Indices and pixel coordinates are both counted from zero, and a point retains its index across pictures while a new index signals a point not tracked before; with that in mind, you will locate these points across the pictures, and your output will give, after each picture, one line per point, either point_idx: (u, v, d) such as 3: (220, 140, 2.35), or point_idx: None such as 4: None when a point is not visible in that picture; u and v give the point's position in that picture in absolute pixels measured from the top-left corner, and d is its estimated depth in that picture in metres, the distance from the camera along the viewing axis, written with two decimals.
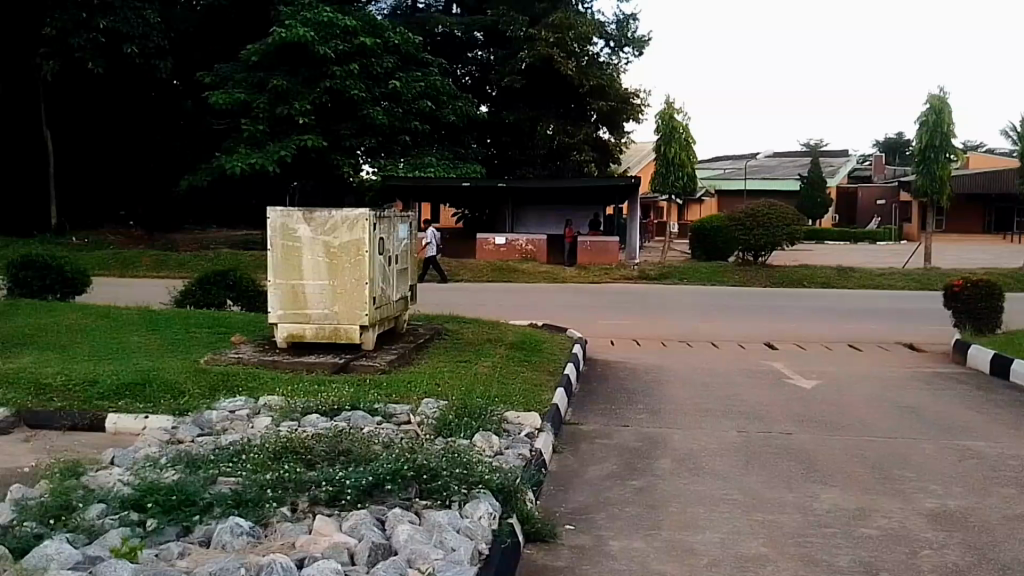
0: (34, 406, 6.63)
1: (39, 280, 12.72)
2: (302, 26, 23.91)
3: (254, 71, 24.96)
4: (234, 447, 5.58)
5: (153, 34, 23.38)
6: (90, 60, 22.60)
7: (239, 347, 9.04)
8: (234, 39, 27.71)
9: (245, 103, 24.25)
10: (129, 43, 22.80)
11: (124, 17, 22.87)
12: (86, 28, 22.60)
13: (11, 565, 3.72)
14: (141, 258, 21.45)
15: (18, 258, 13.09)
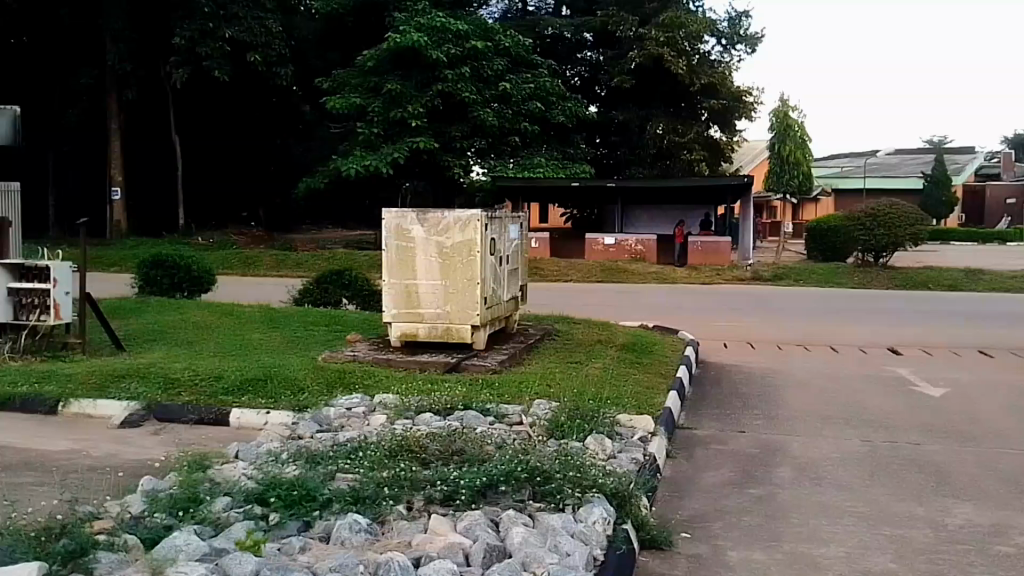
0: (164, 399, 6.97)
1: (168, 279, 13.47)
2: (415, 31, 24.40)
3: (371, 76, 25.63)
4: (352, 443, 5.70)
5: (275, 42, 24.45)
6: (218, 66, 23.52)
7: (354, 345, 9.25)
8: (350, 46, 28.57)
9: (361, 107, 24.97)
10: (253, 52, 23.93)
11: (248, 26, 23.99)
12: (213, 36, 23.51)
13: (143, 555, 3.89)
14: (262, 258, 22.39)
15: (150, 258, 13.92)
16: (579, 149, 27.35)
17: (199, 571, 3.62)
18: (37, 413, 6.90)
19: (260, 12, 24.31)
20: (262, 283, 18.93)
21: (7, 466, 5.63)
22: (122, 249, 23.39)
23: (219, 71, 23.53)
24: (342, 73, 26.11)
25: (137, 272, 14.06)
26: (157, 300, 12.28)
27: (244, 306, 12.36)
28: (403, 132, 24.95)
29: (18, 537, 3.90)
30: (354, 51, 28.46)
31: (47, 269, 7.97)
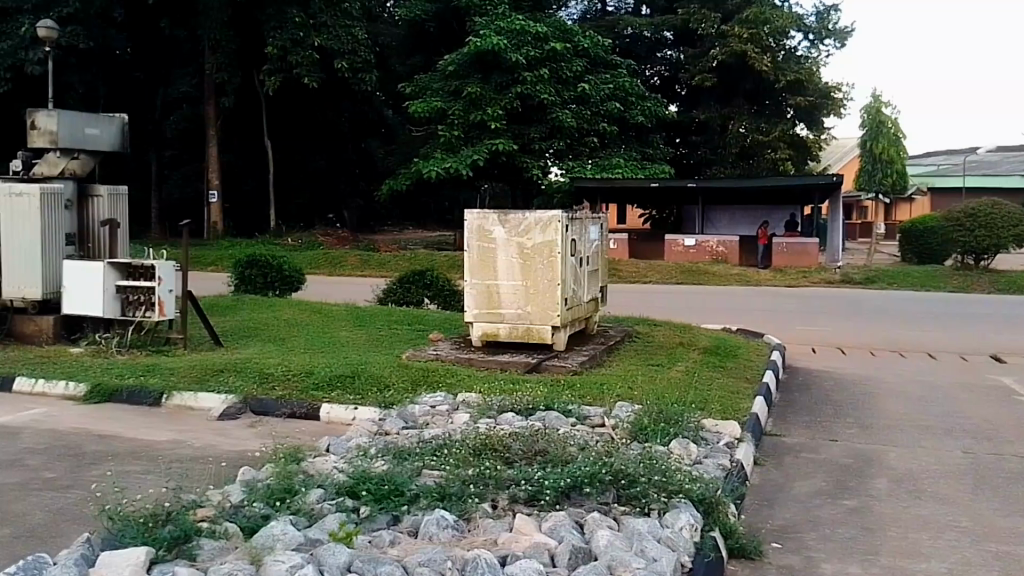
0: (258, 393, 7.21)
1: (262, 278, 13.93)
2: (495, 34, 24.44)
3: (451, 80, 25.86)
4: (437, 441, 5.79)
5: (360, 49, 25.03)
6: (308, 74, 24.17)
7: (437, 343, 9.37)
8: (432, 50, 28.97)
9: (442, 110, 25.20)
10: (339, 59, 24.57)
11: (335, 35, 24.59)
12: (303, 46, 24.20)
13: (242, 542, 4.06)
14: (347, 257, 22.94)
15: (244, 258, 14.42)
16: (658, 150, 27.07)
17: (296, 561, 3.75)
18: (143, 405, 7.23)
19: (346, 20, 24.89)
20: (349, 283, 19.39)
21: (117, 456, 5.91)
22: (217, 249, 24.35)
23: (309, 79, 24.13)
24: (424, 78, 26.44)
25: (231, 271, 14.58)
26: (250, 298, 12.72)
27: (331, 304, 12.67)
28: (483, 134, 25.13)
29: (128, 522, 4.10)
30: (436, 55, 28.86)
31: (151, 268, 8.35)
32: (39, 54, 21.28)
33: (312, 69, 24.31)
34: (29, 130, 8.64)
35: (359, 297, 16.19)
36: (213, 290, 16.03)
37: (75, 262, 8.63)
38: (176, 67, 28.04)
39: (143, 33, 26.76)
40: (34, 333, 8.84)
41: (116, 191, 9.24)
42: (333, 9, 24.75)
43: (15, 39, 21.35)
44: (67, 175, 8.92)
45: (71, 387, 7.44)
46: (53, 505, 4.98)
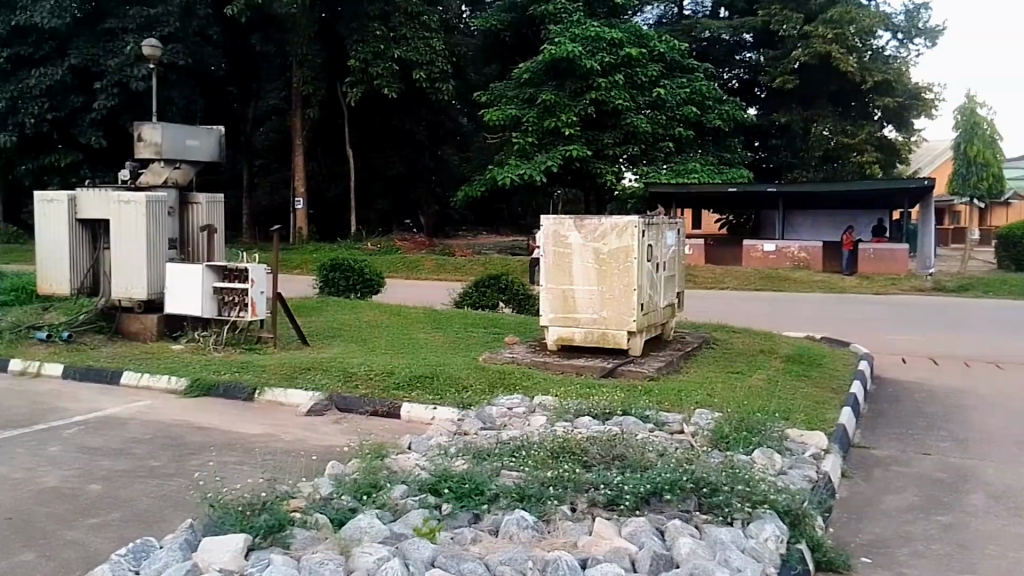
0: (343, 391, 7.41)
1: (344, 280, 14.26)
2: (571, 41, 24.42)
3: (526, 87, 25.99)
4: (515, 442, 5.86)
5: (438, 60, 25.37)
6: (388, 85, 24.66)
7: (513, 347, 9.42)
8: (508, 58, 29.22)
9: (517, 118, 25.31)
10: (418, 69, 24.97)
11: (414, 46, 25.01)
12: (383, 57, 24.73)
13: (331, 532, 4.43)
14: (424, 261, 23.29)
15: (327, 261, 14.82)
16: (736, 154, 26.65)
17: (381, 552, 3.97)
18: (238, 399, 7.54)
19: (425, 32, 25.23)
20: (424, 286, 19.73)
21: (214, 447, 6.37)
22: (302, 253, 25.09)
23: (389, 89, 24.61)
24: (499, 87, 26.59)
25: (315, 274, 15.00)
26: (332, 300, 13.07)
27: (408, 306, 12.89)
28: (558, 141, 25.12)
29: (227, 511, 4.58)
30: (511, 64, 29.09)
31: (245, 270, 8.66)
32: (143, 71, 22.39)
33: (392, 79, 24.79)
34: (135, 142, 9.16)
35: (437, 300, 16.40)
36: (298, 293, 16.48)
37: (176, 262, 9.04)
38: (264, 81, 29.04)
39: (234, 49, 27.74)
40: (139, 331, 9.26)
41: (212, 199, 9.50)
42: (412, 20, 25.16)
43: (121, 57, 22.44)
44: (169, 184, 9.22)
45: (173, 381, 7.79)
46: (163, 507, 5.38)
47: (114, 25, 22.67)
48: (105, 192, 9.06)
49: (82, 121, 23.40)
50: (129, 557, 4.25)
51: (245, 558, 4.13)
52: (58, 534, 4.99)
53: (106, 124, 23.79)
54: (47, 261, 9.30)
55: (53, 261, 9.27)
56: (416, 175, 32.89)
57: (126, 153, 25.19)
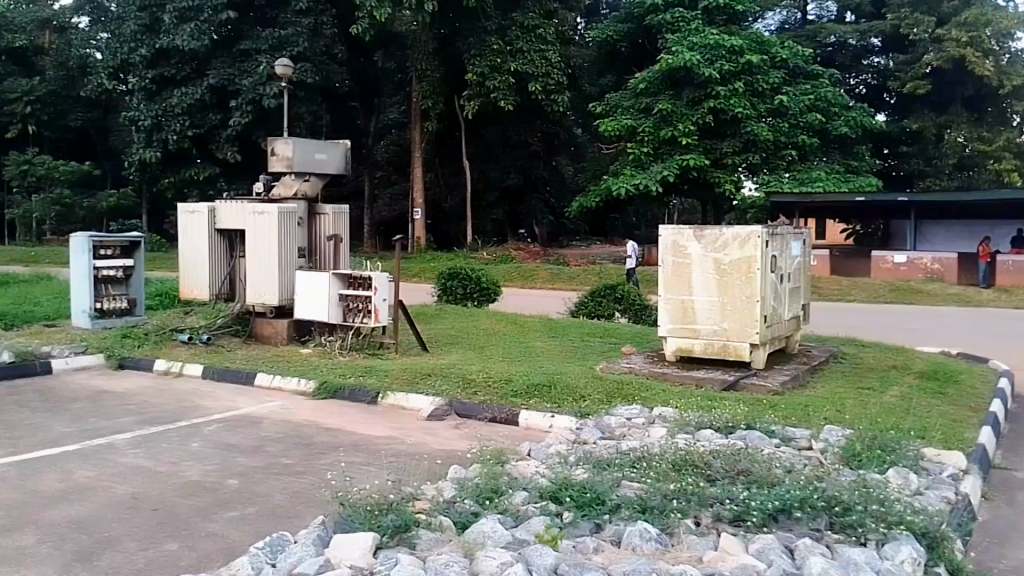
0: (462, 397, 7.51)
1: (462, 289, 14.50)
2: (689, 50, 23.90)
3: (643, 97, 25.71)
4: (635, 453, 5.77)
5: (554, 72, 25.48)
6: (504, 98, 24.94)
7: (630, 357, 9.29)
8: (624, 69, 29.00)
9: (633, 128, 25.04)
10: (534, 81, 25.13)
11: (530, 59, 25.19)
12: (500, 70, 25.05)
13: (455, 535, 4.51)
14: (539, 271, 23.39)
15: (446, 270, 15.13)
16: (864, 161, 25.61)
17: (505, 556, 4.01)
18: (362, 402, 7.77)
19: (541, 44, 25.37)
20: (541, 296, 19.81)
21: (342, 448, 6.63)
22: (421, 262, 25.72)
23: (506, 101, 24.90)
24: (614, 97, 26.39)
25: (435, 282, 15.34)
26: (450, 308, 13.34)
27: (524, 315, 12.96)
28: (674, 151, 24.69)
29: (356, 509, 4.74)
30: (627, 74, 28.86)
31: (369, 277, 8.94)
32: (274, 89, 23.54)
33: (508, 92, 25.08)
34: (268, 156, 9.58)
35: (552, 310, 16.44)
36: (417, 301, 16.89)
37: (305, 271, 9.43)
38: (386, 96, 29.99)
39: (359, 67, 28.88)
40: (271, 335, 9.75)
41: (338, 210, 9.85)
42: (530, 34, 25.36)
43: (254, 76, 23.71)
44: (300, 197, 9.64)
45: (303, 383, 8.13)
46: (295, 503, 5.62)
47: (248, 47, 24.05)
48: (241, 204, 9.56)
49: (219, 138, 24.91)
50: (266, 550, 4.45)
51: (374, 556, 4.25)
52: (200, 525, 5.29)
53: (241, 140, 25.20)
54: (189, 269, 9.91)
55: (195, 268, 9.87)
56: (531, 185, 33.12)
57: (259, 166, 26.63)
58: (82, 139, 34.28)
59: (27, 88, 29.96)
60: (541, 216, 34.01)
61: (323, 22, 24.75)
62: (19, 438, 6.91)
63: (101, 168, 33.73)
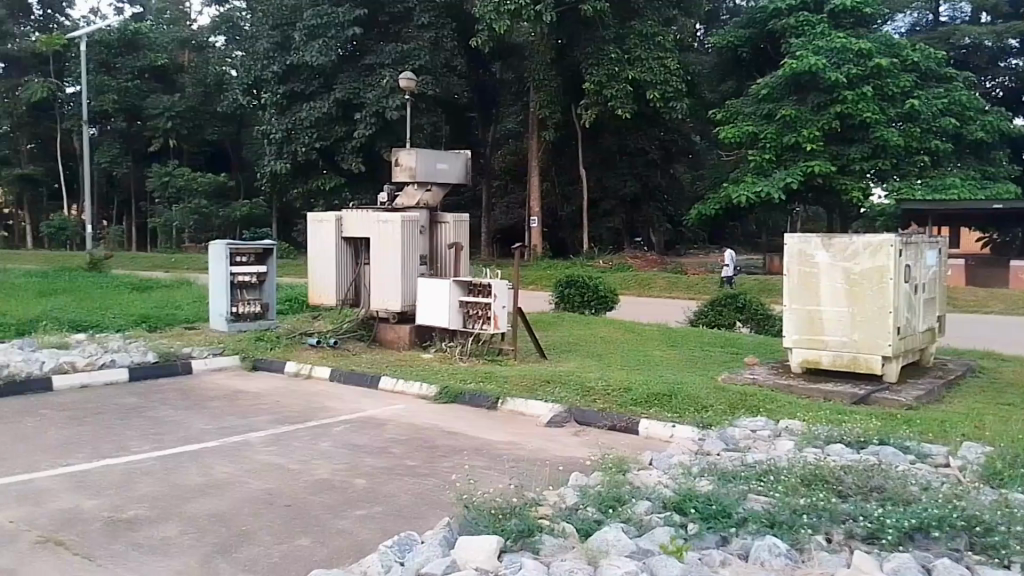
0: (581, 405, 7.52)
1: (579, 297, 14.51)
2: (814, 55, 23.01)
3: (765, 103, 24.87)
4: (762, 466, 5.62)
5: (672, 79, 25.02)
6: (622, 105, 24.64)
7: (753, 368, 9.07)
8: (747, 75, 28.27)
9: (755, 134, 24.27)
10: (653, 89, 24.70)
11: (649, 66, 24.81)
12: (618, 78, 24.78)
13: (579, 542, 4.53)
14: (657, 279, 23.16)
15: (563, 278, 15.18)
16: (1001, 167, 24.46)
17: (630, 565, 4.00)
18: (482, 407, 7.91)
19: (660, 52, 24.96)
20: (659, 304, 19.62)
21: (464, 451, 6.75)
22: (539, 270, 25.91)
23: (623, 109, 24.59)
24: (736, 103, 25.68)
25: (552, 290, 15.42)
26: (566, 316, 13.39)
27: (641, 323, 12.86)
28: (798, 157, 23.85)
29: (480, 512, 4.80)
30: (750, 80, 28.14)
31: (488, 284, 9.08)
32: (397, 101, 24.34)
33: (626, 100, 24.77)
34: (393, 167, 9.96)
35: (671, 318, 16.27)
36: (534, 308, 17.02)
37: (426, 278, 9.67)
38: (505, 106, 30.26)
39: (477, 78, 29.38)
40: (394, 340, 10.07)
41: (459, 218, 10.02)
42: (647, 41, 24.98)
43: (378, 89, 24.53)
44: (422, 206, 9.88)
45: (425, 387, 8.33)
46: (419, 504, 5.76)
47: (373, 61, 24.91)
48: (366, 213, 9.91)
49: (344, 149, 25.83)
50: (394, 548, 4.58)
51: (499, 559, 4.31)
52: (331, 522, 5.49)
53: (364, 152, 26.15)
54: (317, 275, 10.35)
55: (321, 274, 10.30)
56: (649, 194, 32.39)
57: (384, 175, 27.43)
58: (215, 152, 36.41)
59: (167, 105, 32.02)
60: (658, 223, 32.93)
61: (444, 35, 25.35)
62: (165, 433, 7.37)
63: (232, 179, 35.68)
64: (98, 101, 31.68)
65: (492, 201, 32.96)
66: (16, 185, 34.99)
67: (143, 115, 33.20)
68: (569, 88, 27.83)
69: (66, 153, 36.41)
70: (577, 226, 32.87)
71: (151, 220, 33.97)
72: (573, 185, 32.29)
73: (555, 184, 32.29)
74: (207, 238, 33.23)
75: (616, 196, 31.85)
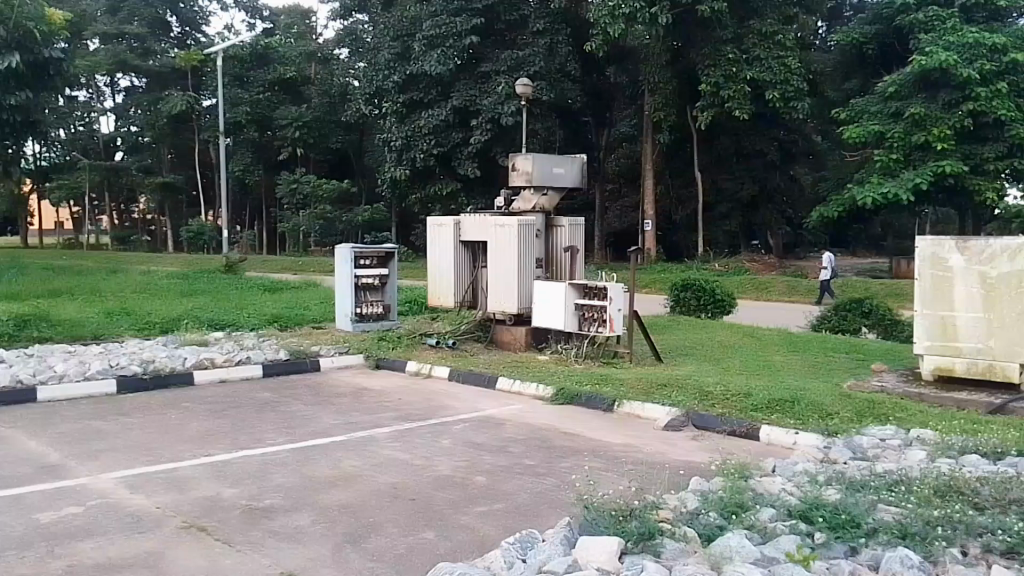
0: (700, 409, 7.46)
1: (696, 300, 14.35)
2: (943, 50, 21.81)
3: (891, 101, 23.79)
4: (892, 476, 5.45)
5: (793, 79, 24.17)
6: (738, 107, 23.97)
7: (881, 375, 8.75)
8: (871, 74, 27.11)
9: (881, 134, 23.12)
10: (772, 90, 23.96)
11: (768, 66, 24.10)
12: (735, 79, 24.18)
13: (700, 548, 4.51)
14: (775, 283, 22.59)
15: (679, 281, 15.04)
16: None
17: (756, 573, 3.98)
18: (599, 409, 7.96)
19: (780, 52, 24.22)
20: (780, 309, 19.12)
21: (581, 452, 6.83)
22: (653, 273, 25.67)
23: (741, 111, 23.95)
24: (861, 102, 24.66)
25: (668, 294, 15.30)
26: (682, 319, 13.27)
27: (760, 328, 12.60)
28: (927, 156, 22.63)
29: (600, 513, 4.86)
30: (875, 79, 26.99)
31: (604, 288, 9.13)
32: (512, 107, 24.71)
33: (743, 101, 24.12)
34: (510, 171, 10.12)
35: (792, 323, 15.87)
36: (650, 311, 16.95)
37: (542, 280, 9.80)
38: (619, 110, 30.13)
39: (591, 83, 29.43)
40: (511, 341, 10.27)
41: (574, 221, 10.09)
42: (766, 41, 24.29)
43: (494, 96, 25.00)
44: (538, 210, 10.02)
45: (541, 388, 8.47)
46: (539, 503, 5.87)
47: (489, 69, 25.40)
48: (483, 217, 10.14)
49: (461, 155, 26.39)
50: (517, 546, 4.69)
51: (620, 561, 4.36)
52: (454, 518, 5.66)
53: (480, 157, 26.68)
54: (436, 278, 10.65)
55: (440, 277, 10.60)
56: (766, 196, 31.45)
57: (500, 181, 27.85)
58: (339, 159, 37.91)
59: (296, 116, 33.41)
60: (776, 226, 32.03)
61: (559, 41, 25.54)
62: (296, 427, 7.78)
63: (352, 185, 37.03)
64: (232, 113, 33.62)
65: (605, 206, 32.95)
66: (159, 193, 37.54)
67: (273, 125, 34.81)
68: (684, 89, 27.47)
69: (204, 162, 38.83)
70: (692, 229, 32.35)
71: (280, 225, 35.79)
72: (689, 188, 31.77)
73: (668, 186, 31.91)
74: (330, 242, 34.62)
75: (731, 199, 31.11)
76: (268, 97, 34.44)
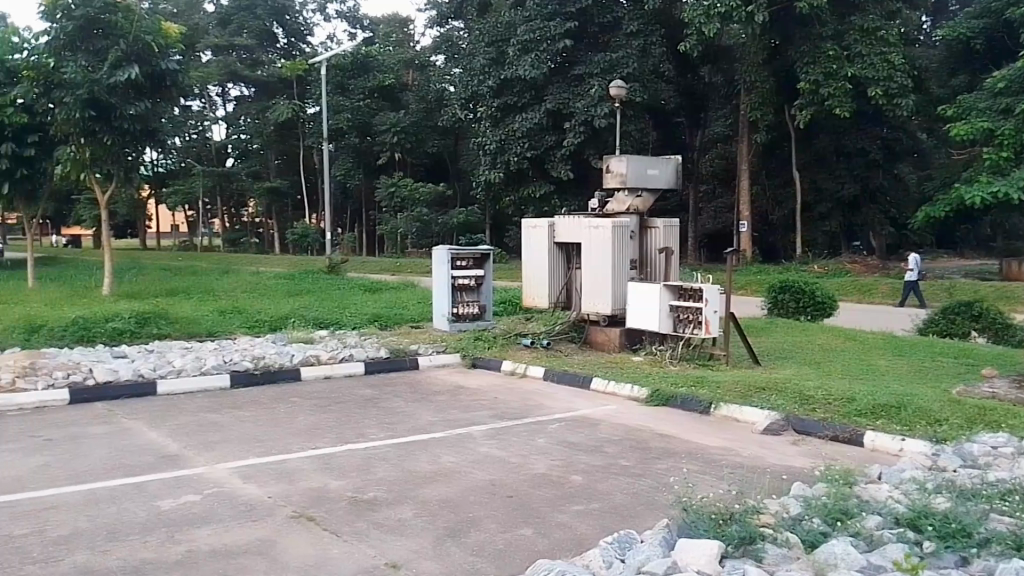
0: (800, 413, 7.36)
1: (794, 302, 14.07)
2: None
3: (1002, 96, 22.65)
4: (1007, 485, 5.27)
5: (897, 75, 23.26)
6: (839, 106, 23.20)
7: (992, 380, 8.41)
8: (981, 68, 25.82)
9: (990, 131, 21.97)
10: (874, 87, 23.12)
11: (870, 63, 23.19)
12: (836, 77, 23.44)
13: (804, 553, 4.48)
14: (878, 284, 21.88)
15: (777, 283, 14.77)
16: None
17: None
18: (695, 411, 7.94)
19: (883, 47, 23.37)
20: (886, 312, 18.51)
21: (678, 454, 6.84)
22: (749, 274, 25.21)
23: (841, 109, 23.20)
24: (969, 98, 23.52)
25: (765, 296, 15.05)
26: (780, 322, 13.04)
27: (862, 331, 12.26)
28: None
29: (700, 516, 4.89)
30: (984, 73, 25.70)
31: (699, 289, 9.08)
32: (605, 109, 24.68)
33: (844, 99, 23.31)
34: (604, 173, 10.17)
35: (899, 326, 15.36)
36: (748, 314, 16.73)
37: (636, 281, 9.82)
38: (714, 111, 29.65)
39: (685, 82, 29.11)
40: (605, 342, 10.33)
41: (668, 223, 10.06)
42: (867, 36, 23.49)
43: (587, 99, 24.99)
44: (632, 211, 10.05)
45: (636, 389, 8.50)
46: (635, 504, 5.91)
47: (582, 71, 25.36)
48: (577, 219, 10.22)
49: (553, 157, 26.55)
50: (615, 545, 4.76)
51: (720, 564, 4.38)
52: (551, 516, 5.77)
53: (572, 159, 26.75)
54: (531, 279, 10.80)
55: (535, 278, 10.74)
56: (865, 195, 30.37)
57: (593, 183, 27.89)
58: (434, 163, 38.65)
59: (394, 121, 34.26)
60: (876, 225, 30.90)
61: (652, 42, 25.32)
62: (397, 423, 8.05)
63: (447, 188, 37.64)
64: (334, 119, 34.78)
65: (698, 207, 32.53)
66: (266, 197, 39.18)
67: (372, 131, 35.67)
68: (781, 87, 26.86)
69: (307, 167, 40.32)
70: (788, 229, 31.56)
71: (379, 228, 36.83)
72: (786, 188, 31.02)
73: (763, 187, 31.25)
74: (427, 244, 35.27)
75: (828, 198, 30.18)
76: (368, 104, 35.44)
